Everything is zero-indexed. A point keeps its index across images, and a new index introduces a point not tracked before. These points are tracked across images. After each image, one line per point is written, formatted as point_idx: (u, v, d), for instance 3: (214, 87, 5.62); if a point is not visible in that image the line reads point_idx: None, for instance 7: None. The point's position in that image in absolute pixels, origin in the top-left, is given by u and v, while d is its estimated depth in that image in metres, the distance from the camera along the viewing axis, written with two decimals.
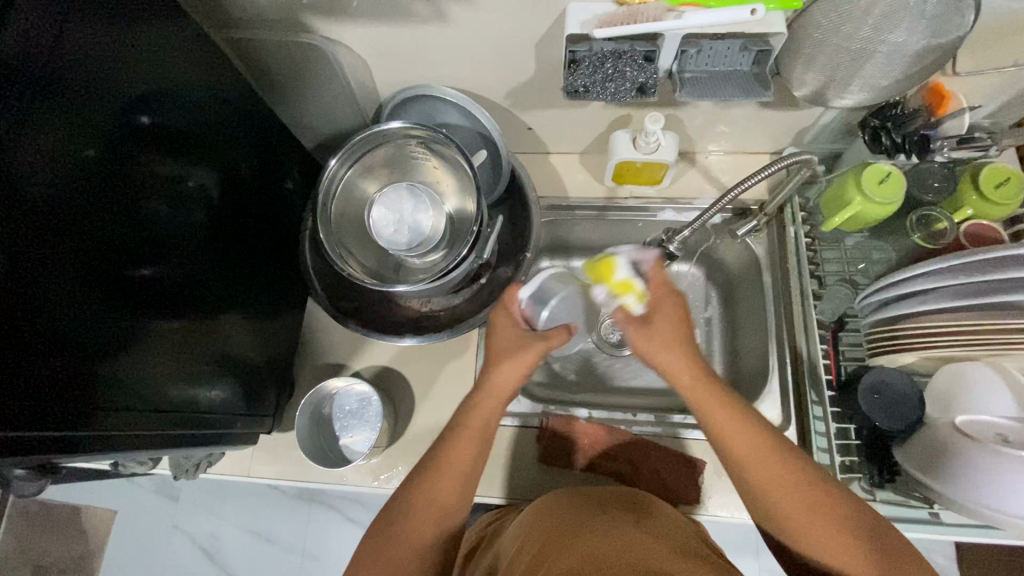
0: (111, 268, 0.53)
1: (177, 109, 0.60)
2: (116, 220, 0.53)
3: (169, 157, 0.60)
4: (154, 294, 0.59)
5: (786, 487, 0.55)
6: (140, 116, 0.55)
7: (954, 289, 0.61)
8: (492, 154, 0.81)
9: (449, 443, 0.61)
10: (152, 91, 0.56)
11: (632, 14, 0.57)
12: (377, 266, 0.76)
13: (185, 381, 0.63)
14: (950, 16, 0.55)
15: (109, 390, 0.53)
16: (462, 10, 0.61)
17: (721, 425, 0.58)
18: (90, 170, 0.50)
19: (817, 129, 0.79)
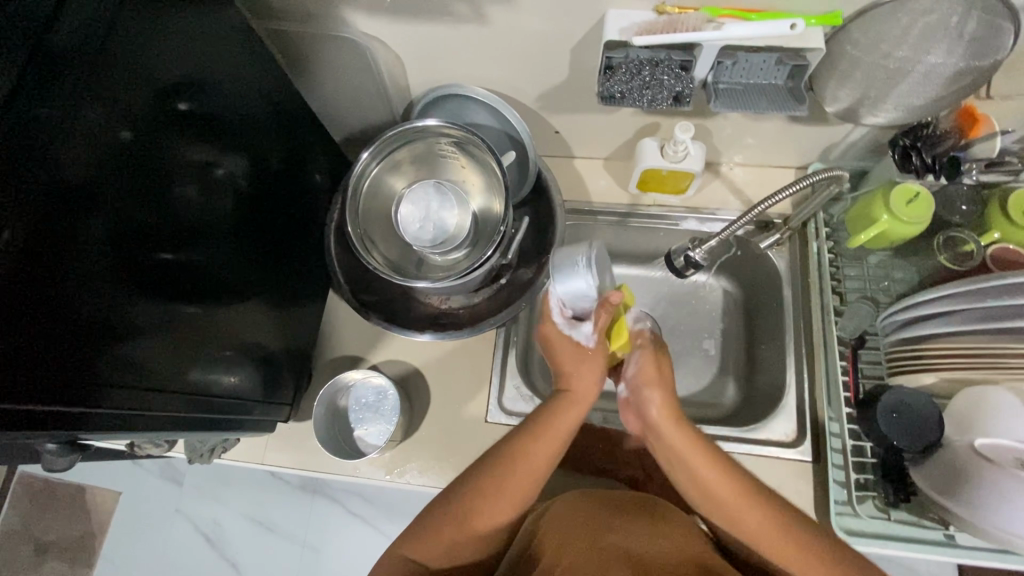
0: (139, 251, 0.54)
1: (214, 98, 0.61)
2: (147, 204, 0.54)
3: (202, 144, 0.61)
4: (178, 278, 0.59)
5: (773, 532, 0.56)
6: (179, 103, 0.56)
7: (975, 313, 0.61)
8: (519, 156, 0.81)
9: (513, 445, 0.61)
10: (193, 79, 0.57)
11: (673, 23, 0.57)
12: (400, 261, 0.77)
13: (205, 366, 0.64)
14: (990, 39, 0.55)
15: (130, 370, 0.54)
16: (502, 11, 0.62)
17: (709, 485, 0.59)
18: (125, 151, 0.51)
19: (845, 144, 0.79)
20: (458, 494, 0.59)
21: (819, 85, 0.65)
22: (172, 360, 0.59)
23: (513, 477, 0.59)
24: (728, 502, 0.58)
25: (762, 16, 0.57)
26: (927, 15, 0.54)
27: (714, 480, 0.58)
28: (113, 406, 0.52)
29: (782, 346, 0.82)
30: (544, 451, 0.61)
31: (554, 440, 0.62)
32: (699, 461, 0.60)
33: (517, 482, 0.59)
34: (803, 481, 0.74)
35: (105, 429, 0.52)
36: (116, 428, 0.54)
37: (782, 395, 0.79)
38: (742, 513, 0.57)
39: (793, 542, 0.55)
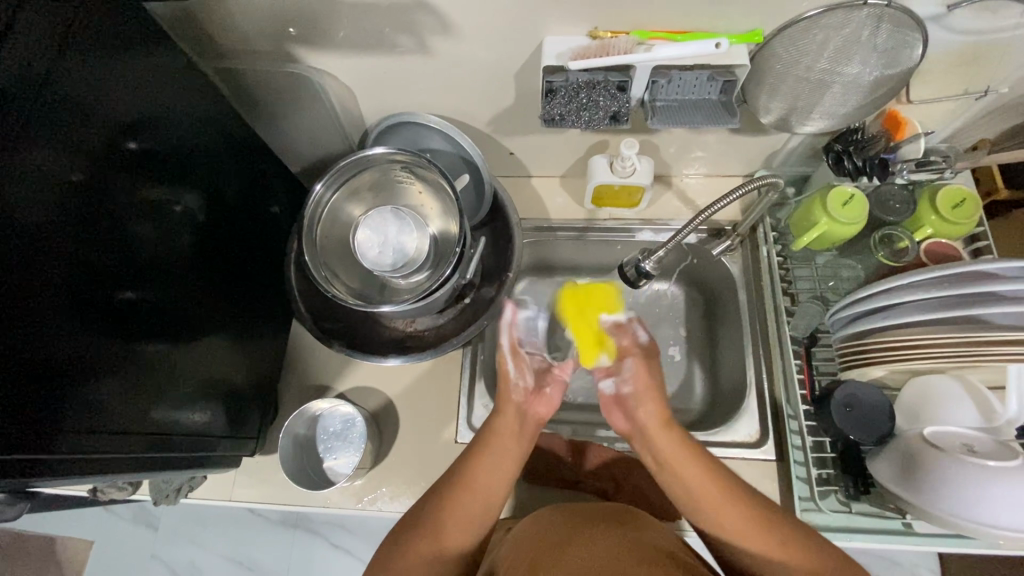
0: (99, 291, 0.54)
1: (164, 134, 0.62)
2: (102, 244, 0.54)
3: (156, 180, 0.61)
4: (141, 318, 0.60)
5: (762, 532, 0.54)
6: (128, 142, 0.57)
7: (928, 303, 0.62)
8: (473, 178, 0.83)
9: (462, 468, 0.62)
10: (141, 118, 0.58)
11: (605, 46, 0.60)
12: (362, 288, 0.78)
13: (167, 404, 0.64)
14: (900, 49, 0.59)
15: (96, 411, 0.54)
16: (444, 41, 0.65)
17: (697, 487, 0.57)
18: (78, 194, 0.51)
19: (785, 152, 0.82)
20: (420, 513, 0.60)
21: (751, 98, 0.68)
22: (136, 399, 0.59)
23: (458, 493, 0.60)
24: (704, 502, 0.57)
25: (688, 37, 0.60)
26: (840, 30, 0.58)
27: (669, 448, 0.60)
28: (75, 450, 0.52)
29: (742, 349, 0.84)
30: (497, 462, 0.62)
31: (504, 447, 0.64)
32: (695, 476, 0.58)
33: (473, 498, 0.60)
34: (769, 480, 0.75)
35: (70, 475, 0.52)
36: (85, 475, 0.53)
37: (744, 397, 0.81)
38: (723, 513, 0.55)
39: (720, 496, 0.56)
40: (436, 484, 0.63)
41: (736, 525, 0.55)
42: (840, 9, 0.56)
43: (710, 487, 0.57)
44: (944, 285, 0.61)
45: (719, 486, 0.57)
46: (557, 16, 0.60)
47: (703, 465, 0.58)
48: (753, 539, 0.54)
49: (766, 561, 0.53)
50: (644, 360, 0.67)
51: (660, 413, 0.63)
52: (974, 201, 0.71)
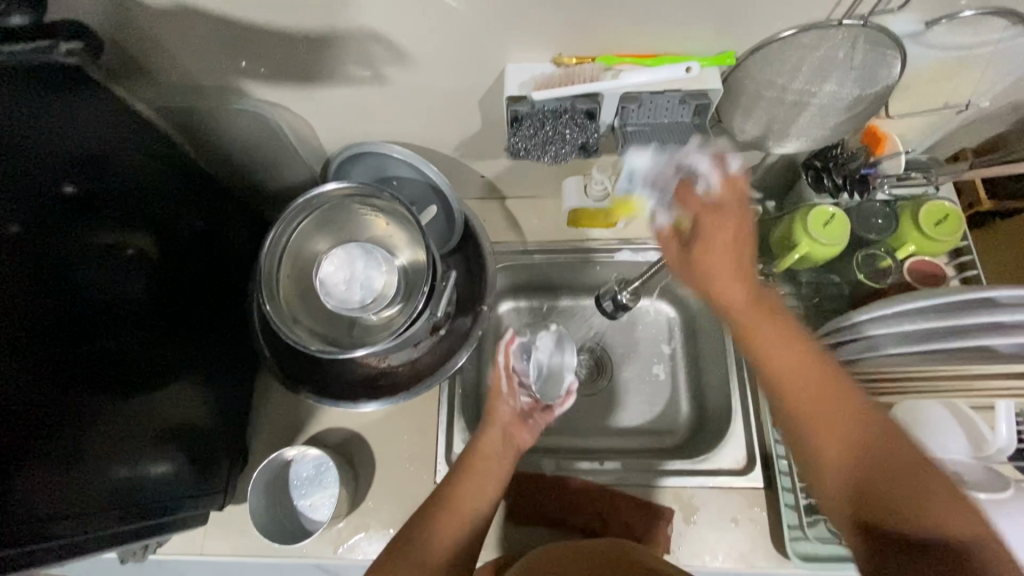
0: (41, 350, 0.51)
1: (107, 174, 0.58)
2: (39, 300, 0.51)
3: (101, 224, 0.58)
4: (96, 371, 0.57)
5: (861, 436, 0.47)
6: (65, 185, 0.53)
7: (921, 332, 0.57)
8: (442, 208, 0.79)
9: (451, 487, 0.63)
10: (77, 159, 0.54)
11: (570, 74, 0.57)
12: (329, 330, 0.74)
13: (125, 460, 0.60)
14: (877, 68, 0.57)
15: (41, 476, 0.51)
16: (401, 71, 0.61)
17: (769, 354, 0.51)
18: (13, 248, 0.48)
19: (764, 167, 0.80)
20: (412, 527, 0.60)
21: (725, 119, 0.65)
22: (92, 458, 0.56)
23: (454, 506, 0.61)
24: (788, 383, 0.50)
25: (656, 62, 0.57)
26: (814, 52, 0.55)
27: (813, 411, 0.49)
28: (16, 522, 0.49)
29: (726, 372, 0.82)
30: (484, 476, 0.64)
31: (492, 464, 0.66)
32: (793, 353, 0.50)
33: (461, 519, 0.60)
34: (758, 508, 0.74)
35: (18, 549, 0.49)
36: (35, 550, 0.51)
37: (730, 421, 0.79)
38: (818, 393, 0.49)
39: (838, 417, 0.48)
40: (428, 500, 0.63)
41: (839, 457, 0.47)
42: (814, 29, 0.53)
43: (823, 382, 0.49)
44: (949, 311, 0.56)
45: (824, 389, 0.49)
46: (518, 43, 0.57)
47: (803, 353, 0.50)
48: (848, 434, 0.47)
49: (837, 441, 0.48)
50: (733, 224, 0.54)
51: (734, 266, 0.53)
52: (958, 217, 0.69)
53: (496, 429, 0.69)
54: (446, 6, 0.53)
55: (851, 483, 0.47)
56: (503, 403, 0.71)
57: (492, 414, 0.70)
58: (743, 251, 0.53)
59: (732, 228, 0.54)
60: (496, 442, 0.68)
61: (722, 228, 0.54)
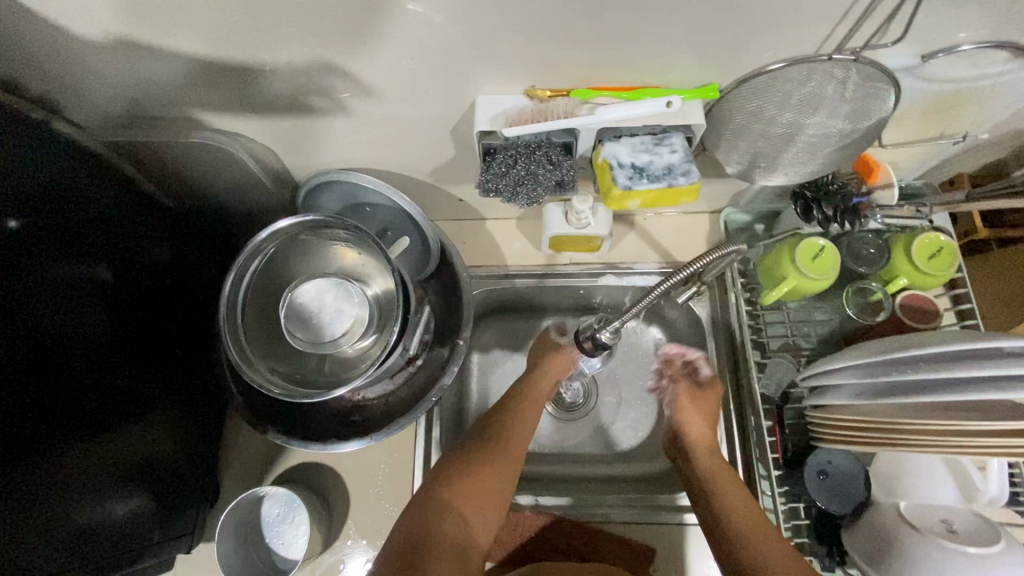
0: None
1: (53, 209, 0.56)
2: None
3: (51, 261, 0.56)
4: (40, 413, 0.55)
5: (756, 524, 0.57)
6: (6, 220, 0.52)
7: (909, 380, 0.54)
8: (415, 239, 0.76)
9: (493, 440, 0.66)
10: (22, 194, 0.53)
11: (542, 111, 0.54)
12: (298, 369, 0.70)
13: (80, 501, 0.58)
14: (869, 101, 0.53)
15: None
16: (365, 102, 0.58)
17: (714, 469, 0.66)
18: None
19: (752, 192, 0.77)
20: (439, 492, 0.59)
21: (710, 150, 0.62)
22: (37, 504, 0.54)
23: (496, 459, 0.64)
24: (718, 487, 0.63)
25: (634, 94, 0.54)
26: (803, 86, 0.52)
27: (730, 483, 0.63)
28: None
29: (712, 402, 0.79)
30: (511, 448, 0.66)
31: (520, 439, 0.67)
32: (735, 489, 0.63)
33: (499, 470, 0.63)
34: None
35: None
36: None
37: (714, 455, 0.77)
38: (731, 493, 0.62)
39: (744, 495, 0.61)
40: (451, 468, 0.62)
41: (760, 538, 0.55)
42: (801, 63, 0.50)
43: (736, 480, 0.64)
44: (941, 359, 0.53)
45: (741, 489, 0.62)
46: (488, 75, 0.53)
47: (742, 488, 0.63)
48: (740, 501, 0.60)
49: (747, 536, 0.56)
50: (703, 394, 0.74)
51: (705, 423, 0.72)
52: (952, 250, 0.66)
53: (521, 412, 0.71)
54: (407, 40, 0.49)
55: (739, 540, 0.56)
56: (543, 376, 0.76)
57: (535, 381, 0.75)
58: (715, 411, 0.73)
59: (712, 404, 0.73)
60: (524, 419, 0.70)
61: (709, 402, 0.73)
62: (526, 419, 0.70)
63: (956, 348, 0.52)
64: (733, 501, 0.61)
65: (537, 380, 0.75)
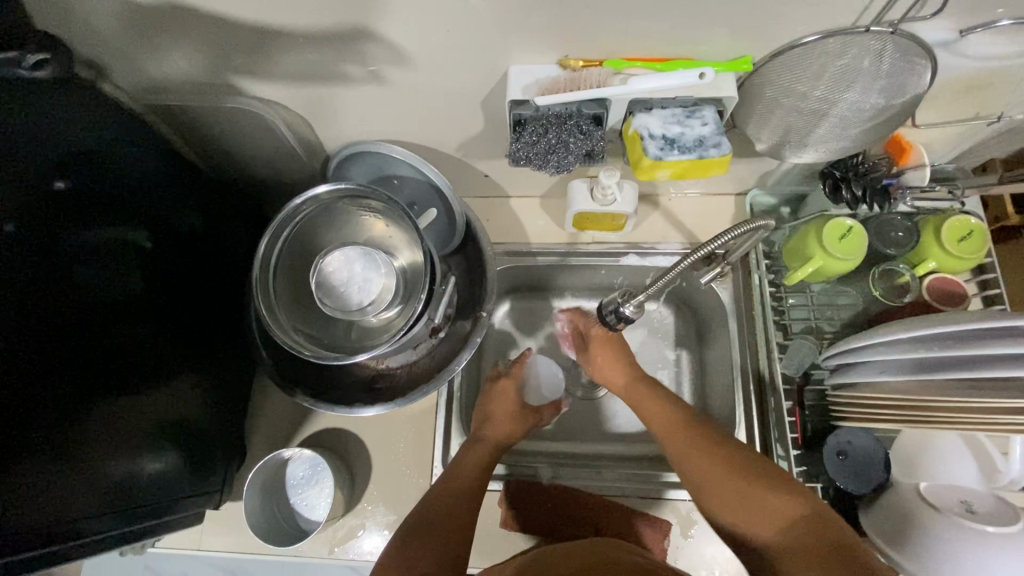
0: (37, 352, 0.51)
1: (101, 172, 0.57)
2: (38, 296, 0.51)
3: (98, 222, 0.57)
4: (92, 369, 0.57)
5: (740, 482, 0.56)
6: (56, 181, 0.52)
7: (935, 359, 0.54)
8: (442, 211, 0.77)
9: (456, 461, 0.69)
10: (75, 155, 0.54)
11: (575, 80, 0.55)
12: (326, 334, 0.72)
13: (124, 455, 0.61)
14: (906, 77, 0.53)
15: (36, 480, 0.51)
16: (400, 70, 0.59)
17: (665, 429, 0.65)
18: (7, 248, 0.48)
19: (779, 173, 0.77)
20: (398, 538, 0.60)
21: (740, 126, 0.62)
22: (89, 457, 0.56)
23: (456, 468, 0.68)
24: (679, 452, 0.62)
25: (667, 66, 0.54)
26: (838, 59, 0.52)
27: (677, 436, 0.63)
28: (11, 527, 0.49)
29: (731, 384, 0.79)
30: (457, 482, 0.66)
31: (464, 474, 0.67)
32: (683, 437, 0.63)
33: (459, 476, 0.67)
34: None
35: (13, 553, 0.49)
36: (32, 548, 0.51)
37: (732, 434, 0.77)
38: (693, 451, 0.61)
39: (713, 461, 0.59)
40: (414, 513, 0.63)
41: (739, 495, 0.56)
42: (838, 36, 0.50)
43: (702, 442, 0.61)
44: (969, 338, 0.53)
45: (709, 450, 0.60)
46: (522, 44, 0.54)
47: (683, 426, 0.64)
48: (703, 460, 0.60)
49: (727, 501, 0.56)
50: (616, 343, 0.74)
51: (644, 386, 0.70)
52: (982, 233, 0.66)
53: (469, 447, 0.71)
54: (444, 7, 0.50)
55: (725, 508, 0.57)
56: (501, 397, 0.77)
57: (501, 397, 0.77)
58: (638, 372, 0.72)
59: (620, 357, 0.73)
60: (472, 452, 0.70)
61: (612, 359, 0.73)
62: (477, 453, 0.70)
63: (989, 327, 0.52)
64: (694, 459, 0.60)
65: (495, 406, 0.76)
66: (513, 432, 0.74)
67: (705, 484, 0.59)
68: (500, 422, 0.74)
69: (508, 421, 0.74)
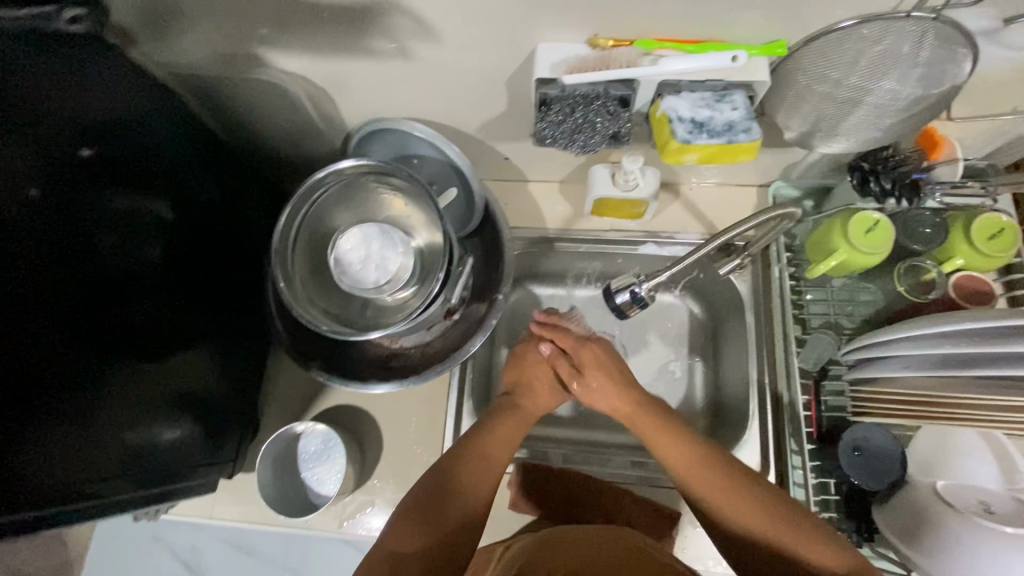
0: (61, 319, 0.52)
1: (125, 142, 0.57)
2: (60, 262, 0.51)
3: (120, 190, 0.57)
4: (113, 337, 0.58)
5: (735, 494, 0.57)
6: (81, 149, 0.52)
7: (965, 355, 0.54)
8: (462, 190, 0.77)
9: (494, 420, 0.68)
10: (99, 123, 0.54)
11: (605, 59, 0.54)
12: (342, 309, 0.73)
13: (141, 424, 0.61)
14: (944, 66, 0.51)
15: (61, 441, 0.52)
16: (426, 45, 0.58)
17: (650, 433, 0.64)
18: (32, 211, 0.49)
19: (805, 165, 0.75)
20: (411, 526, 0.56)
21: (770, 113, 0.61)
22: (108, 423, 0.57)
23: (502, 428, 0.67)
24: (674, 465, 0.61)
25: (700, 48, 0.53)
26: (876, 46, 0.50)
27: (662, 444, 0.63)
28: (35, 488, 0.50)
29: (745, 376, 0.79)
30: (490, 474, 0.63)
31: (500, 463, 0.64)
32: (672, 446, 0.62)
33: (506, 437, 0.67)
34: None
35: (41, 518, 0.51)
36: (54, 508, 0.52)
37: (745, 427, 0.76)
38: (684, 461, 0.60)
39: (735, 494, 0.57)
40: (441, 465, 0.62)
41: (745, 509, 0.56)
42: (877, 20, 0.48)
43: (709, 470, 0.59)
44: (995, 336, 0.52)
45: (703, 460, 0.60)
46: (551, 22, 0.53)
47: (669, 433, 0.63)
48: (697, 473, 0.59)
49: (733, 510, 0.56)
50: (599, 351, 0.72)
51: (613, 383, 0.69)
52: (1012, 231, 0.65)
53: (507, 429, 0.67)
54: None
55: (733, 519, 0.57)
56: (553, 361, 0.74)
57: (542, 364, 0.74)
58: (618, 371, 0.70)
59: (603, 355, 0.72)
60: (512, 426, 0.69)
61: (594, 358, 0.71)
62: (512, 421, 0.69)
63: (1017, 325, 0.51)
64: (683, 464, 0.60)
65: (532, 375, 0.74)
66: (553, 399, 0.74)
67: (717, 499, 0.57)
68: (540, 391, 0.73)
69: (551, 392, 0.73)
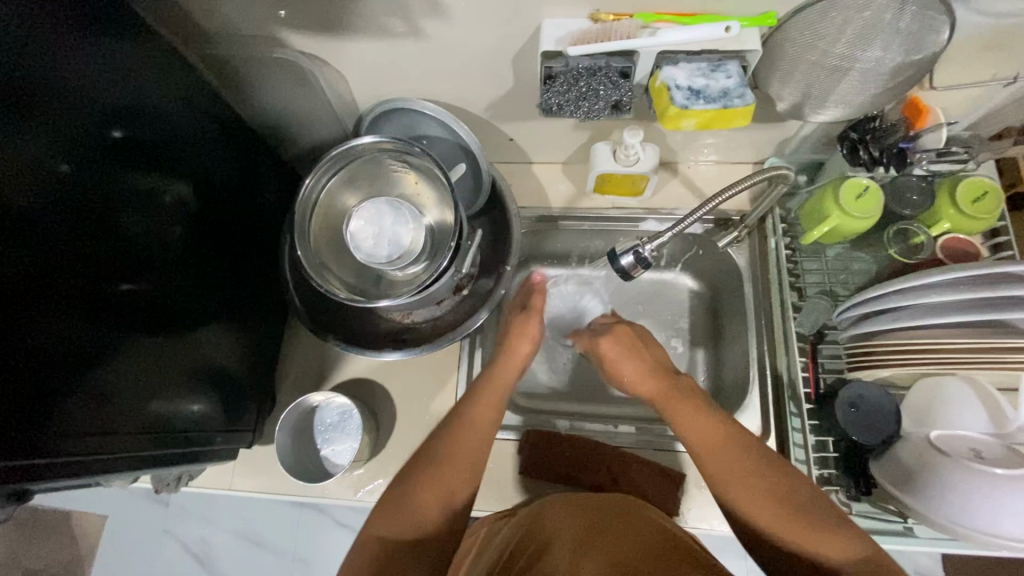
0: (92, 289, 0.54)
1: (151, 123, 0.60)
2: (93, 234, 0.54)
3: (146, 169, 0.60)
4: (139, 311, 0.60)
5: (731, 453, 0.57)
6: (112, 129, 0.55)
7: (969, 300, 0.57)
8: (470, 166, 0.81)
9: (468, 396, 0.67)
10: (128, 104, 0.57)
11: (607, 31, 0.57)
12: (357, 281, 0.76)
13: (166, 396, 0.63)
14: (927, 34, 0.55)
15: (88, 404, 0.54)
16: (437, 24, 0.62)
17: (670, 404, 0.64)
18: (66, 185, 0.51)
19: (797, 140, 0.79)
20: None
21: (763, 84, 0.64)
22: (131, 394, 0.59)
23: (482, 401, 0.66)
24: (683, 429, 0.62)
25: (696, 19, 0.56)
26: (862, 13, 0.54)
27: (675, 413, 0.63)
28: (70, 450, 0.51)
29: (745, 344, 0.82)
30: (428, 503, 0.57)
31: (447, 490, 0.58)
32: (682, 411, 0.63)
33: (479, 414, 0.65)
34: None
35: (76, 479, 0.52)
36: (90, 466, 0.53)
37: (746, 392, 0.79)
38: (693, 421, 0.61)
39: (732, 451, 0.57)
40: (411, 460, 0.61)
41: (737, 471, 0.56)
42: None
43: (716, 432, 0.59)
44: (984, 285, 0.56)
45: (704, 417, 0.61)
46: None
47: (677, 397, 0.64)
48: (698, 429, 0.60)
49: (725, 474, 0.56)
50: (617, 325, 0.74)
51: (633, 358, 0.71)
52: (997, 195, 0.69)
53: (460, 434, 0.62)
54: None
55: (721, 484, 0.57)
56: (506, 359, 0.72)
57: (491, 372, 0.70)
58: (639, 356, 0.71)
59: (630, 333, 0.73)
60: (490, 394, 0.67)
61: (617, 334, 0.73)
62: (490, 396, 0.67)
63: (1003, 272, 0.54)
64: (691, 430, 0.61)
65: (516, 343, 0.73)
66: (500, 412, 0.67)
67: (715, 461, 0.58)
68: (486, 401, 0.66)
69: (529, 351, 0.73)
